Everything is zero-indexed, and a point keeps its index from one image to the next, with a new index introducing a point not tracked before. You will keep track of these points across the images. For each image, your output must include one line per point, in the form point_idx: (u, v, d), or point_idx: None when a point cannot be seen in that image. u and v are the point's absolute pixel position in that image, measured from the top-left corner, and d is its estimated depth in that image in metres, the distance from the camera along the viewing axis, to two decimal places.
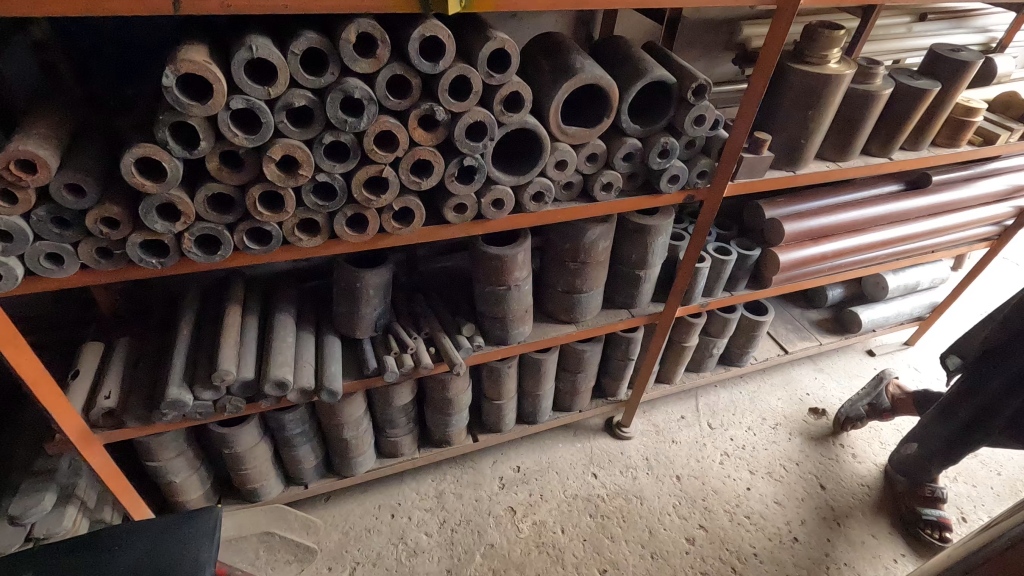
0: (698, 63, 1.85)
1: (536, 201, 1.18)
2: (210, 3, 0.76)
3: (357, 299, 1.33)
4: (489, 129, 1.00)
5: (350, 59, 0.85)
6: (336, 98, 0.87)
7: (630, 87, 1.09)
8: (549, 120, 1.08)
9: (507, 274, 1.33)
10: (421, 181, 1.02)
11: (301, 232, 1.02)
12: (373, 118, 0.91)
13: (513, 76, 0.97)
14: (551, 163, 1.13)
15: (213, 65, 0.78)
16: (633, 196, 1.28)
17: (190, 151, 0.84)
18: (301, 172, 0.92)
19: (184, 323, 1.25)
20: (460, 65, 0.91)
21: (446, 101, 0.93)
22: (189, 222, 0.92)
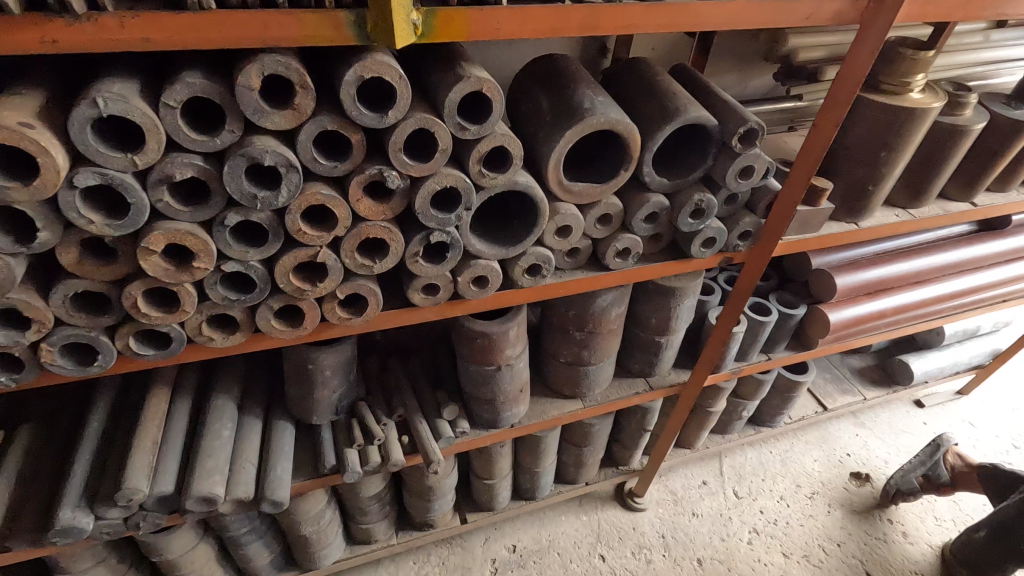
0: (730, 77, 1.56)
1: (532, 275, 0.92)
2: (24, 38, 0.50)
3: (312, 382, 1.08)
4: (464, 196, 0.73)
5: (255, 111, 0.58)
6: (239, 166, 0.61)
7: (656, 133, 0.82)
8: (548, 177, 0.82)
9: (495, 354, 1.07)
10: (373, 263, 0.76)
11: (213, 329, 0.76)
12: (296, 190, 0.65)
13: (496, 127, 0.70)
14: (551, 229, 0.87)
15: (36, 129, 0.52)
16: (656, 261, 1.01)
17: (27, 245, 0.59)
18: (197, 264, 0.66)
19: (93, 416, 1.00)
20: (419, 115, 0.64)
21: (402, 163, 0.67)
22: (46, 330, 0.67)
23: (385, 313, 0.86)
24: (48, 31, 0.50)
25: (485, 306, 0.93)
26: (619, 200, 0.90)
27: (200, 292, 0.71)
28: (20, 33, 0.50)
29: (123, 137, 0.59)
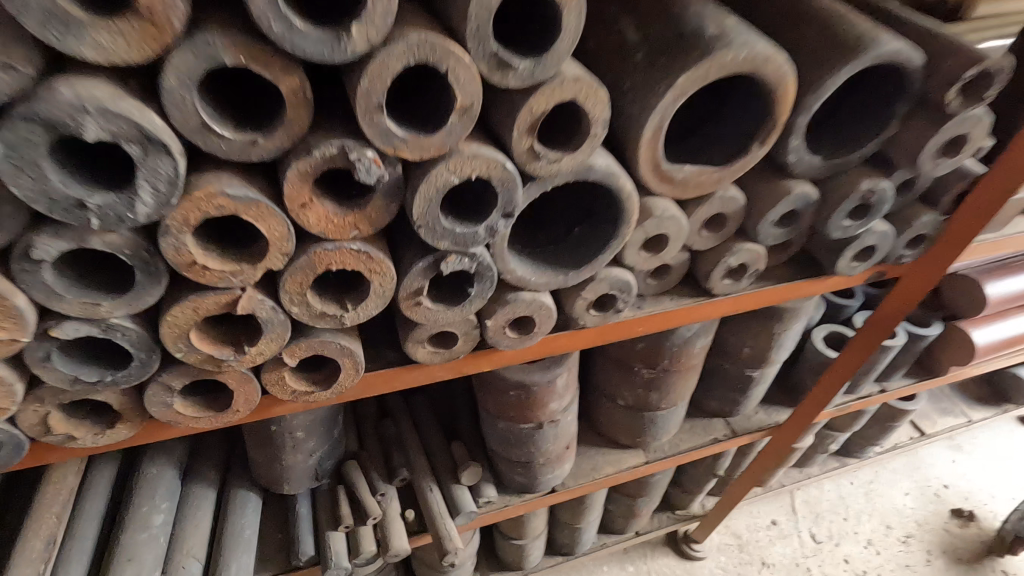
0: None
1: (601, 309, 0.59)
2: None
3: (276, 446, 0.77)
4: (503, 195, 0.41)
5: (51, 19, 0.27)
6: (35, 144, 0.29)
7: (829, 83, 0.49)
8: (640, 161, 0.48)
9: (535, 410, 0.75)
10: (347, 310, 0.44)
11: (76, 419, 0.45)
12: (174, 189, 0.33)
13: (565, 64, 0.37)
14: (635, 241, 0.54)
15: None
16: (778, 282, 0.68)
17: None
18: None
19: None
20: (423, 34, 0.32)
21: (387, 135, 0.35)
22: None
23: (371, 376, 0.54)
24: None
25: (526, 357, 0.61)
26: (740, 192, 0.57)
27: (30, 370, 0.39)
28: None
29: None
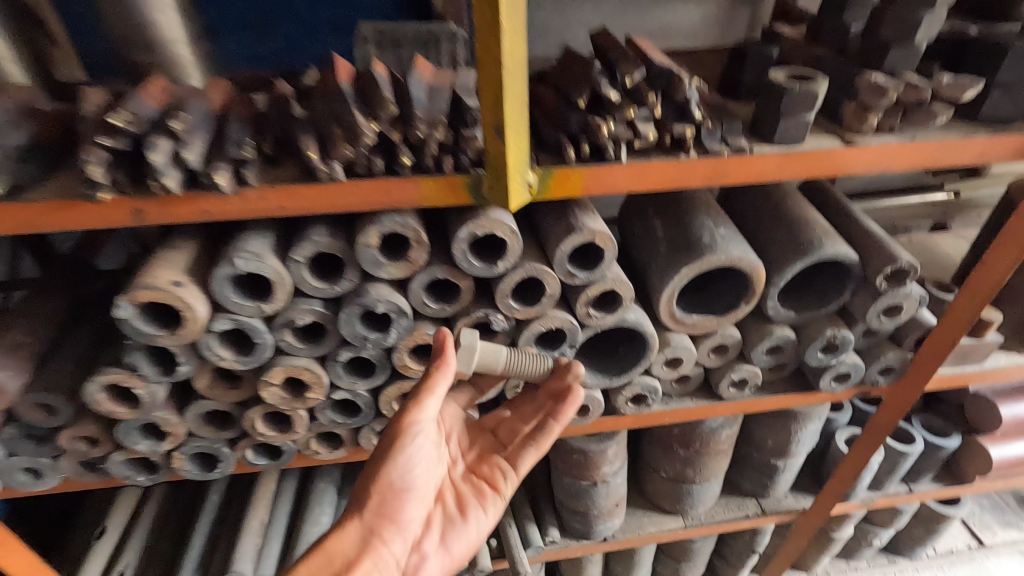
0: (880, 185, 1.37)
1: (636, 404, 0.85)
2: (182, 211, 0.55)
3: None
4: (569, 335, 0.70)
5: (372, 265, 0.60)
6: (353, 313, 0.63)
7: (784, 269, 0.74)
8: (658, 311, 0.76)
9: (592, 470, 1.01)
10: None
11: (321, 442, 0.79)
12: (406, 332, 0.65)
13: (607, 271, 0.66)
14: (660, 361, 0.81)
15: (186, 287, 0.57)
16: (777, 393, 0.90)
17: (169, 375, 0.65)
18: (310, 395, 0.69)
19: (216, 486, 1.09)
20: (529, 264, 0.63)
21: (508, 307, 0.65)
22: (180, 441, 0.73)
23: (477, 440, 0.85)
24: (203, 204, 0.55)
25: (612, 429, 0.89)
26: (791, 332, 0.81)
27: (311, 414, 0.73)
28: (181, 208, 0.54)
29: (254, 282, 0.63)
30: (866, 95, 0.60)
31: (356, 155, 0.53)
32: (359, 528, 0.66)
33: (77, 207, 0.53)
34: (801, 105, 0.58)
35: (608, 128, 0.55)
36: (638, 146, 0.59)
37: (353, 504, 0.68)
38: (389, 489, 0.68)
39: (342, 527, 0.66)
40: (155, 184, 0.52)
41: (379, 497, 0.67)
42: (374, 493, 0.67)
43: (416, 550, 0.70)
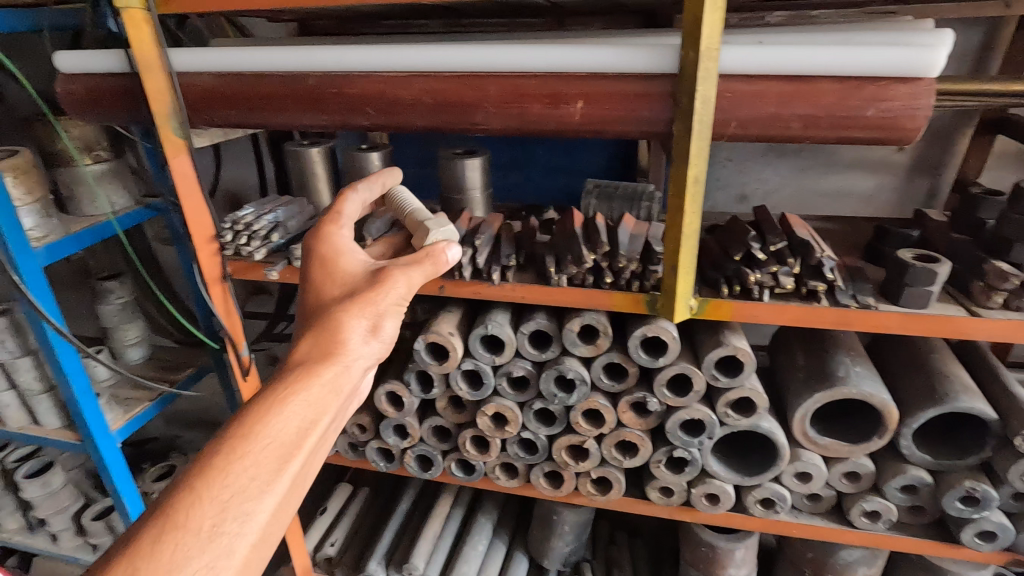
0: None
1: (766, 507, 0.97)
2: (466, 289, 0.88)
3: (550, 530, 1.27)
4: (708, 427, 0.89)
5: (570, 343, 0.87)
6: (551, 374, 0.89)
7: (916, 412, 0.85)
8: (792, 426, 0.91)
9: (718, 567, 1.10)
10: (624, 459, 0.95)
11: (502, 470, 1.04)
12: (583, 396, 0.90)
13: (746, 382, 0.85)
14: (790, 472, 0.93)
15: (455, 336, 0.90)
16: (915, 536, 0.94)
17: (425, 392, 0.97)
18: (507, 428, 0.96)
19: (406, 497, 1.40)
20: (682, 363, 0.85)
21: (662, 394, 0.87)
22: (414, 442, 1.04)
23: (615, 504, 1.03)
24: (478, 287, 0.88)
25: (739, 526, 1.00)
26: (926, 474, 0.88)
27: (502, 444, 1.00)
28: (465, 288, 0.88)
29: (491, 341, 0.94)
30: (991, 277, 0.74)
31: (578, 272, 0.82)
32: (346, 371, 0.64)
33: None
34: (924, 278, 0.74)
35: (756, 276, 0.77)
36: (780, 292, 0.80)
37: (342, 346, 0.64)
38: (364, 331, 0.67)
39: (329, 364, 0.62)
40: (458, 271, 0.87)
41: (365, 342, 0.66)
42: (360, 340, 0.66)
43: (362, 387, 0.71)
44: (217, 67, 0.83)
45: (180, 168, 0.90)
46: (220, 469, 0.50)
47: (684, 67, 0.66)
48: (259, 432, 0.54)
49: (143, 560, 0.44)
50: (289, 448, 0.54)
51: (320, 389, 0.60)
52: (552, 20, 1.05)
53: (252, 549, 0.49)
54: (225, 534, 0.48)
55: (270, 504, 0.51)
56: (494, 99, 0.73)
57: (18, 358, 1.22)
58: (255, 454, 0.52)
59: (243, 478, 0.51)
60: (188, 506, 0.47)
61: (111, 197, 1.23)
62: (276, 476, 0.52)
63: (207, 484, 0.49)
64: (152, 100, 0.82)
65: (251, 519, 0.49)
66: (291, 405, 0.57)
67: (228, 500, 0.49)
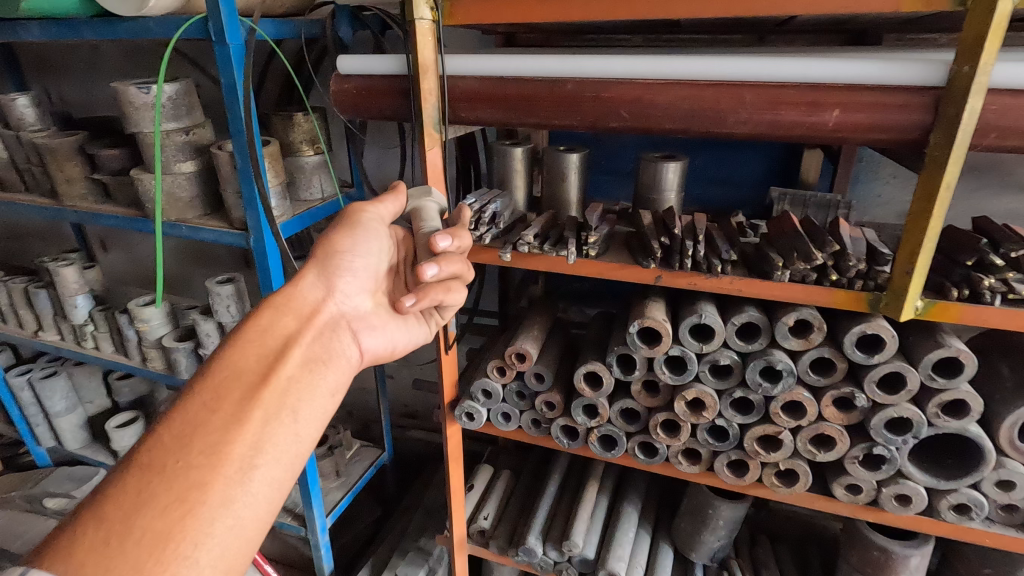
0: None
1: (958, 513, 0.98)
2: (683, 280, 0.96)
3: (703, 524, 1.31)
4: (915, 426, 0.92)
5: (783, 336, 0.93)
6: (758, 365, 0.95)
7: None
8: (999, 435, 0.92)
9: (889, 572, 1.12)
10: (818, 453, 0.99)
11: (684, 456, 1.10)
12: (787, 388, 0.95)
13: (962, 384, 0.88)
14: (991, 479, 0.94)
15: (667, 322, 0.98)
16: None
17: (625, 374, 1.05)
18: (703, 414, 1.02)
19: (554, 481, 1.48)
20: (899, 362, 0.89)
21: (871, 390, 0.91)
22: (601, 422, 1.12)
23: (798, 500, 1.07)
24: (696, 278, 0.95)
25: (926, 531, 1.02)
26: None
27: (692, 429, 1.06)
28: (682, 278, 0.96)
29: (696, 331, 1.01)
30: None
31: (804, 268, 0.88)
32: (294, 304, 0.82)
33: (632, 268, 0.97)
34: None
35: (991, 281, 0.80)
36: (1011, 298, 0.82)
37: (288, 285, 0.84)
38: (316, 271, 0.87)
39: (278, 307, 0.80)
40: (678, 262, 0.95)
41: (323, 268, 0.87)
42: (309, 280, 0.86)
43: (353, 311, 0.88)
44: (481, 72, 0.95)
45: (432, 159, 1.02)
46: (181, 415, 0.63)
47: (955, 80, 0.71)
48: (211, 383, 0.68)
49: (122, 492, 0.56)
50: (247, 386, 0.69)
51: (270, 337, 0.76)
52: (755, 36, 1.11)
53: (230, 473, 0.61)
54: (194, 465, 0.60)
55: (230, 435, 0.64)
56: (749, 105, 0.81)
57: (236, 321, 1.38)
58: (211, 396, 0.66)
59: (203, 415, 0.64)
60: (156, 450, 0.60)
61: (322, 185, 1.38)
62: (231, 414, 0.65)
63: (170, 425, 0.62)
64: (423, 100, 0.95)
65: (218, 447, 0.62)
66: (237, 354, 0.72)
67: (192, 435, 0.62)
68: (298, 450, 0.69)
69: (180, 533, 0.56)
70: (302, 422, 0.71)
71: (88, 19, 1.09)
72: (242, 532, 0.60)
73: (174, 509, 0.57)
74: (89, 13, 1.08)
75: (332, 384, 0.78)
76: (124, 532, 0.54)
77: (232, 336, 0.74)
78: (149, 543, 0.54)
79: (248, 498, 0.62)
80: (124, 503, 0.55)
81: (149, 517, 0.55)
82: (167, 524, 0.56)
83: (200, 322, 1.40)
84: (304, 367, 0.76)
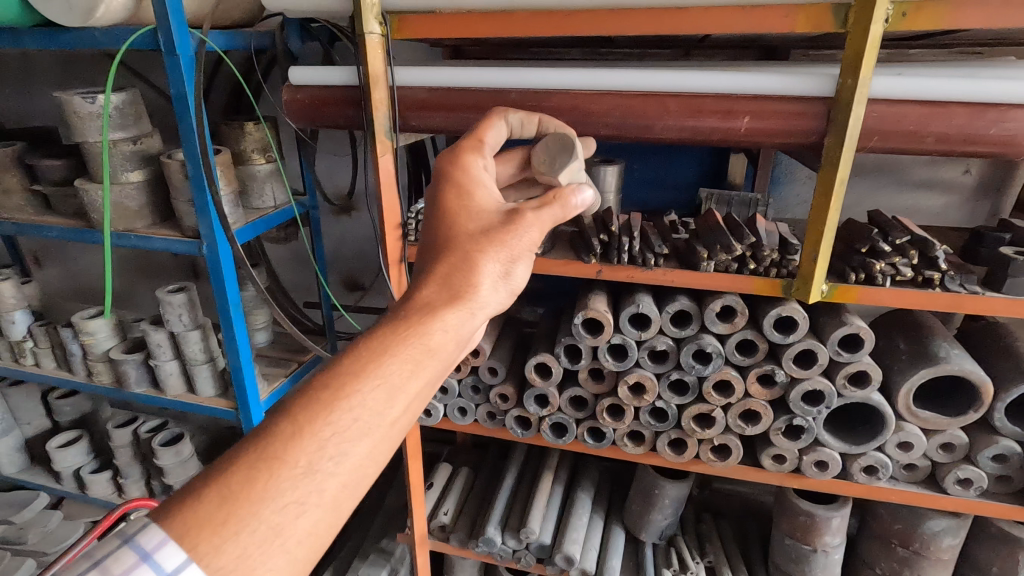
0: None
1: (868, 475, 1.10)
2: (622, 274, 1.04)
3: (651, 504, 1.40)
4: (827, 397, 1.03)
5: (711, 321, 1.03)
6: (691, 348, 1.04)
7: (1010, 389, 0.99)
8: (897, 401, 1.04)
9: (814, 535, 1.23)
10: (747, 427, 1.10)
11: (629, 439, 1.18)
12: (717, 368, 1.05)
13: (863, 357, 1.00)
14: (893, 441, 1.07)
15: (608, 312, 1.06)
16: (1002, 501, 1.08)
17: (572, 363, 1.12)
18: (645, 397, 1.11)
19: (510, 474, 1.54)
20: (810, 340, 1.00)
21: (789, 366, 1.02)
22: (551, 410, 1.19)
23: (731, 474, 1.17)
24: (633, 272, 1.03)
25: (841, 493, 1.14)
26: (1015, 444, 1.02)
27: (635, 413, 1.14)
28: (620, 271, 1.04)
29: (635, 320, 1.09)
30: None
31: (726, 259, 0.98)
32: (468, 321, 0.65)
33: (575, 264, 1.05)
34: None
35: (881, 265, 0.92)
36: (899, 280, 0.95)
37: (473, 289, 0.66)
38: (499, 273, 0.68)
39: (445, 316, 0.63)
40: (616, 257, 1.04)
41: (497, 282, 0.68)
42: (492, 286, 0.68)
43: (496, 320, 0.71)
44: (429, 83, 1.01)
45: (384, 166, 1.07)
46: (324, 411, 0.54)
47: (842, 91, 0.83)
48: (360, 383, 0.56)
49: (251, 473, 0.50)
50: (396, 396, 0.57)
51: (429, 351, 0.61)
52: (680, 51, 1.22)
53: (349, 484, 0.53)
54: (320, 471, 0.52)
55: (364, 452, 0.54)
56: (674, 113, 0.90)
57: (188, 330, 1.38)
58: (359, 403, 0.55)
59: (345, 422, 0.54)
60: (289, 438, 0.52)
61: (274, 194, 1.40)
62: (372, 433, 0.55)
63: (310, 420, 0.53)
64: (374, 109, 1.00)
65: (347, 460, 0.53)
66: (393, 360, 0.58)
67: (327, 440, 0.53)
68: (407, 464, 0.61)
69: (290, 530, 0.50)
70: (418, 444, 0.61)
71: (30, 29, 1.09)
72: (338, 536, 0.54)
73: (292, 509, 0.50)
74: (31, 23, 1.09)
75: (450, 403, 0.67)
76: (240, 521, 0.48)
77: (395, 331, 0.61)
78: (262, 536, 0.48)
79: (352, 502, 0.55)
80: (249, 489, 0.49)
81: (271, 512, 0.49)
82: (284, 521, 0.50)
83: (150, 332, 1.39)
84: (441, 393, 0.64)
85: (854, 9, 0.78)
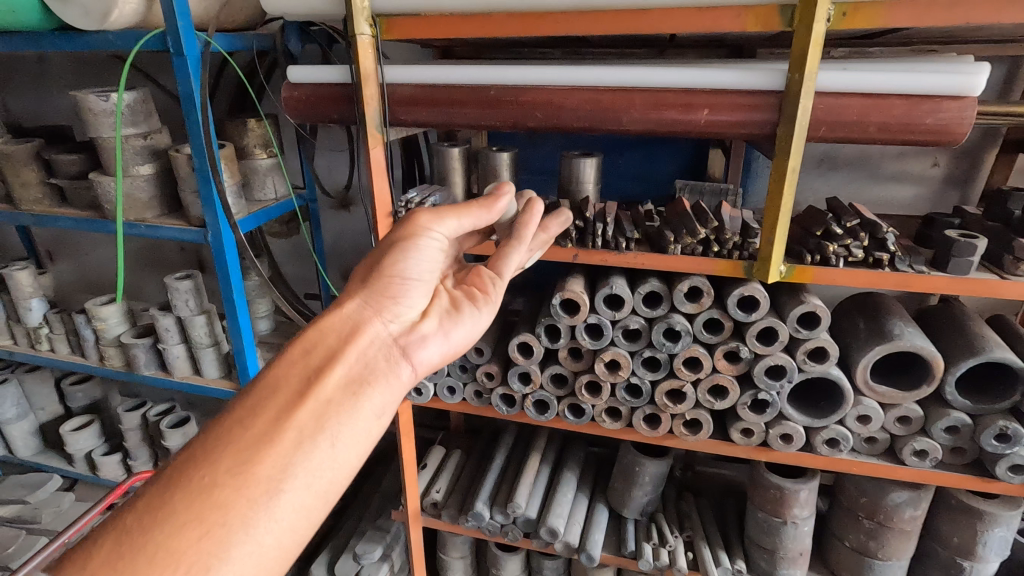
0: None
1: (831, 447, 1.17)
2: (597, 257, 1.11)
3: (633, 481, 1.46)
4: (788, 372, 1.10)
5: (680, 301, 1.10)
6: (661, 327, 1.12)
7: (960, 363, 1.06)
8: (855, 376, 1.11)
9: (784, 507, 1.30)
10: (715, 402, 1.17)
11: (607, 415, 1.26)
12: (686, 345, 1.12)
13: (821, 334, 1.07)
14: (852, 415, 1.14)
15: (584, 294, 1.13)
16: (957, 471, 1.15)
17: (551, 342, 1.20)
18: (619, 373, 1.18)
19: (500, 455, 1.62)
20: (771, 317, 1.07)
21: (752, 343, 1.09)
22: (533, 387, 1.26)
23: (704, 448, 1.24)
24: (607, 255, 1.11)
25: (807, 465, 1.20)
26: (966, 417, 1.09)
27: (612, 389, 1.22)
28: (594, 255, 1.11)
29: (610, 301, 1.17)
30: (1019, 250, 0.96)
31: (692, 242, 1.05)
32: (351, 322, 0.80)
33: (553, 248, 1.13)
34: (967, 250, 0.97)
35: (834, 246, 1.00)
36: (852, 261, 1.02)
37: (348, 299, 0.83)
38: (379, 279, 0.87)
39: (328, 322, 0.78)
40: (591, 241, 1.11)
41: (373, 297, 0.85)
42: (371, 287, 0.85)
43: (399, 328, 0.84)
44: (417, 81, 1.09)
45: (375, 157, 1.15)
46: (219, 430, 0.63)
47: (790, 85, 0.90)
48: (246, 399, 0.66)
49: (147, 506, 0.56)
50: (289, 400, 0.67)
51: (316, 352, 0.73)
52: (654, 50, 1.30)
53: (254, 495, 0.58)
54: (217, 488, 0.58)
55: (264, 456, 0.61)
56: (639, 107, 0.98)
57: (195, 315, 1.46)
58: (251, 411, 0.64)
59: (236, 432, 0.62)
60: (187, 466, 0.59)
61: (275, 186, 1.48)
62: (269, 431, 0.63)
63: (205, 440, 0.62)
64: (365, 104, 1.08)
65: (245, 470, 0.60)
66: (281, 369, 0.70)
67: (217, 451, 0.60)
68: (335, 475, 0.65)
69: (195, 554, 0.54)
70: (340, 449, 0.67)
71: (50, 32, 1.18)
72: (261, 562, 0.57)
73: (193, 530, 0.55)
74: (51, 26, 1.18)
75: (376, 408, 0.73)
76: (136, 549, 0.52)
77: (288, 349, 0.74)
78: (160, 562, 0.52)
79: (267, 520, 0.59)
80: (145, 522, 0.54)
81: (164, 536, 0.54)
82: (181, 544, 0.54)
83: (159, 317, 1.47)
84: (348, 388, 0.71)
85: (799, 10, 0.86)
